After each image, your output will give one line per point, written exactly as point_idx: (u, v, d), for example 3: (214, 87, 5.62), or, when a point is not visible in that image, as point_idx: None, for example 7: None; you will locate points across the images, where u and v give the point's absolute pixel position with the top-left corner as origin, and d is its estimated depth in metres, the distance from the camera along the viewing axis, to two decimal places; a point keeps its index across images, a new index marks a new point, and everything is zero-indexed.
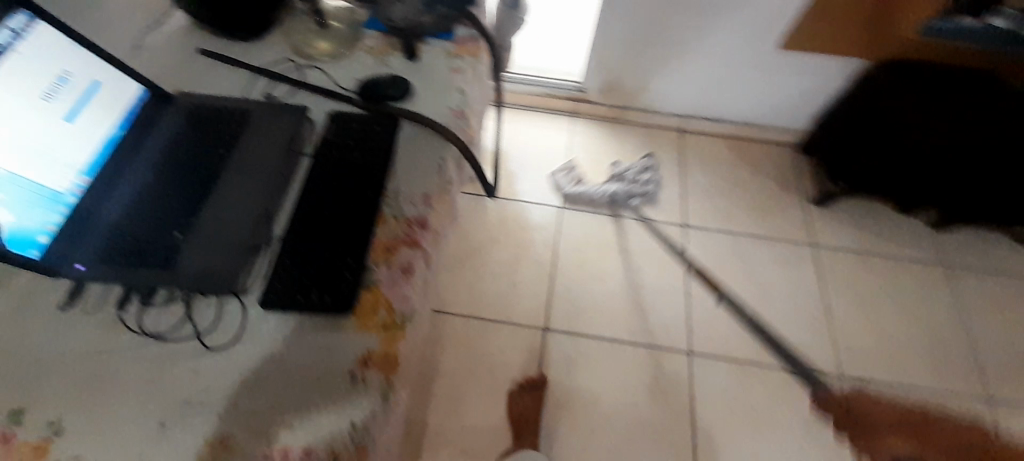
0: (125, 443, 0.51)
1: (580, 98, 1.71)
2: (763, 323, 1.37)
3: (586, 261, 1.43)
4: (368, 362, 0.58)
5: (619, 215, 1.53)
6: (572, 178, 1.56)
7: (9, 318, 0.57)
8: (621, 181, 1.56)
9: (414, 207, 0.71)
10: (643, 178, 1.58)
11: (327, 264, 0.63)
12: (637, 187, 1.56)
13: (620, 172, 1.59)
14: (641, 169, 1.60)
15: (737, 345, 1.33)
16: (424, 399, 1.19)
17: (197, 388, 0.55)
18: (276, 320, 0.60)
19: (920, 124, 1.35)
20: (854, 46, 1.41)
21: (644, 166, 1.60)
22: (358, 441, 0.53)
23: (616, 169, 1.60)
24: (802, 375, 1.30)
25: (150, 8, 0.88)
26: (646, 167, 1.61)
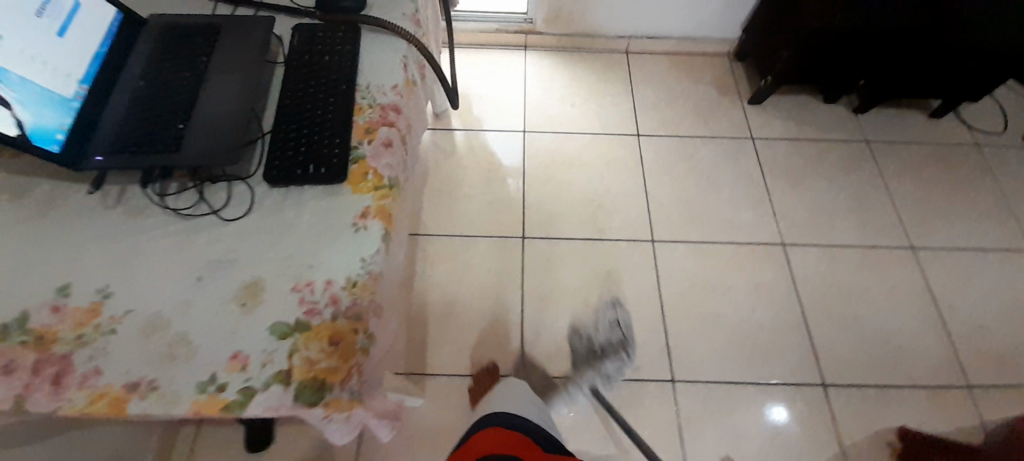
0: (171, 293, 0.61)
1: (529, 30, 1.80)
2: (715, 210, 1.53)
3: (554, 175, 1.55)
4: (366, 215, 0.67)
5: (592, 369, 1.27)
6: (536, 374, 1.24)
7: (38, 218, 0.65)
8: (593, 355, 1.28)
9: (385, 96, 0.80)
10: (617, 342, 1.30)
11: (317, 144, 0.72)
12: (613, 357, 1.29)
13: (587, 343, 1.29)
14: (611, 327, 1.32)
15: (695, 232, 1.48)
16: (420, 312, 1.30)
17: (223, 248, 0.64)
18: (282, 193, 0.69)
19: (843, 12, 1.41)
20: None
21: (612, 321, 1.32)
22: (368, 270, 0.63)
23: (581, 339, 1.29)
24: (751, 246, 1.47)
25: None
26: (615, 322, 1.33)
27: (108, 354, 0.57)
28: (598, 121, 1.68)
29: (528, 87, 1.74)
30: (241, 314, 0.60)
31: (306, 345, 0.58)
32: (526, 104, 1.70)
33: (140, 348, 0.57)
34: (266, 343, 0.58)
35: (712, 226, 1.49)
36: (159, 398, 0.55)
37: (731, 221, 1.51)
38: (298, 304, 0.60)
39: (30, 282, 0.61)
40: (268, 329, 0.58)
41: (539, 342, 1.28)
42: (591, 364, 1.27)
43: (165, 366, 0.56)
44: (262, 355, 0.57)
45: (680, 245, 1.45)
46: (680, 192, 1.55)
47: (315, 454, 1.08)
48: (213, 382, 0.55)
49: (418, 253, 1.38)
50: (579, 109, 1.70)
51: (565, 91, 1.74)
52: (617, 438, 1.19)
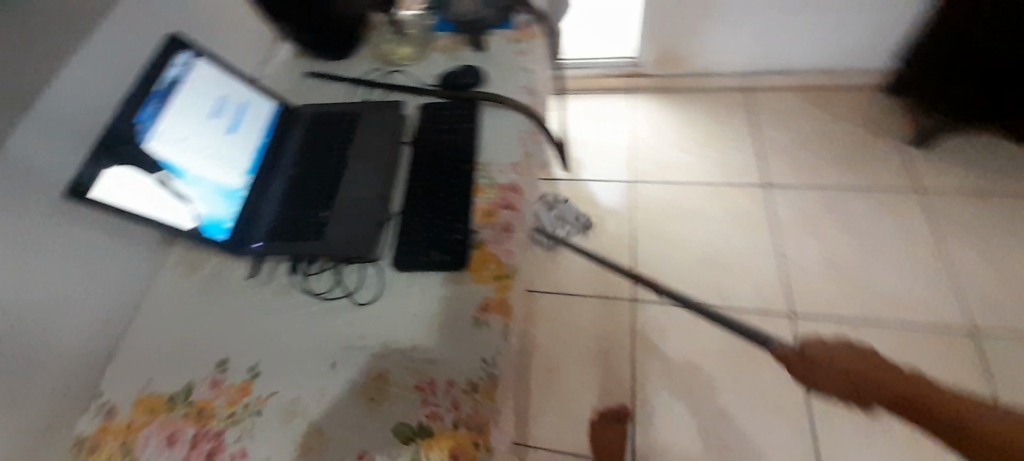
0: (309, 378, 0.64)
1: (636, 73, 1.70)
2: (868, 279, 1.28)
3: (666, 230, 1.43)
4: (487, 308, 0.65)
5: None
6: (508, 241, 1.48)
7: (207, 293, 0.73)
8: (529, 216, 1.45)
9: (505, 174, 0.78)
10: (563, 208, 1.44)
11: (441, 229, 0.72)
12: (561, 221, 1.42)
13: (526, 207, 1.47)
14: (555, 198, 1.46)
15: (842, 304, 1.25)
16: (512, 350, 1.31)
17: (353, 334, 0.66)
18: (407, 278, 0.69)
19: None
20: None
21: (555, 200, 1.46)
22: (488, 372, 0.61)
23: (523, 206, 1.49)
24: (922, 327, 1.20)
25: (259, 41, 1.02)
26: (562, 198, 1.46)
27: (253, 436, 0.60)
28: (715, 169, 1.53)
29: (634, 133, 1.64)
30: (368, 409, 0.60)
31: (428, 454, 0.56)
32: (633, 152, 1.61)
33: (280, 434, 0.60)
34: (392, 446, 0.57)
35: (865, 298, 1.25)
36: None
37: (891, 293, 1.25)
38: (421, 406, 0.59)
39: (196, 357, 0.68)
40: (392, 430, 0.58)
41: (651, 421, 1.16)
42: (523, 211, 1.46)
43: (299, 458, 0.58)
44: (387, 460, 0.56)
45: (822, 320, 1.23)
46: (819, 253, 1.33)
47: None
48: None
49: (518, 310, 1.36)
50: (693, 156, 1.57)
51: (676, 136, 1.62)
52: None
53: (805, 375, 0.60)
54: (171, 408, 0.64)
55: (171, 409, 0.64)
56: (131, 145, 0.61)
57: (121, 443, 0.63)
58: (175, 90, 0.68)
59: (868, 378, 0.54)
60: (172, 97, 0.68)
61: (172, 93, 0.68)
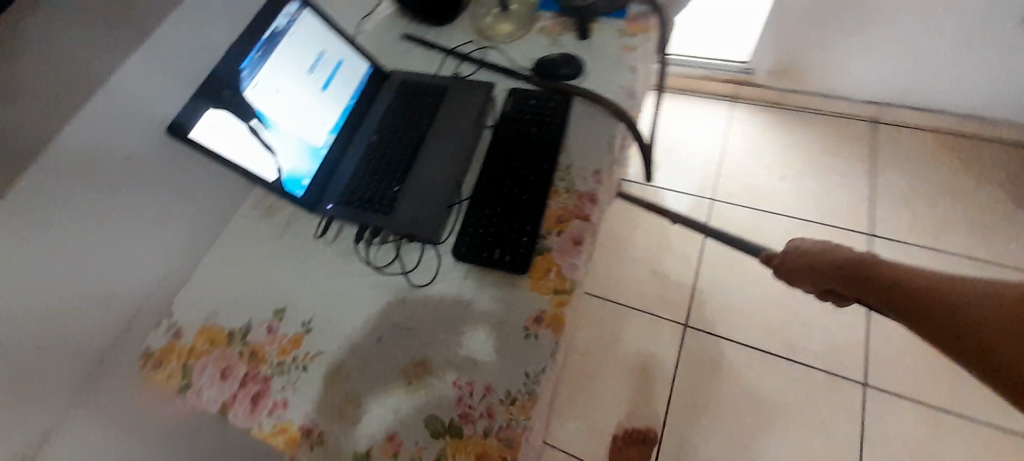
0: (355, 347, 0.65)
1: (745, 81, 1.53)
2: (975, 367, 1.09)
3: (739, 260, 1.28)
4: (539, 320, 0.63)
5: None
6: None
7: (278, 240, 0.76)
8: None
9: (585, 181, 0.73)
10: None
11: (508, 227, 0.69)
12: None
13: None
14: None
15: (931, 387, 1.09)
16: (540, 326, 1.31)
17: (403, 315, 0.66)
18: (464, 269, 0.68)
19: None
20: None
21: None
22: (529, 388, 0.58)
23: None
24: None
25: None
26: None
27: (296, 390, 0.63)
28: (812, 205, 1.37)
29: (728, 146, 1.50)
30: (404, 393, 0.60)
31: (454, 455, 0.56)
32: (722, 167, 1.47)
33: (320, 395, 0.62)
34: (420, 436, 0.57)
35: (964, 387, 1.07)
36: (323, 453, 0.59)
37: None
38: (456, 405, 0.58)
39: (258, 300, 0.71)
40: (424, 421, 0.58)
41: (678, 456, 1.11)
42: None
43: (334, 422, 0.60)
44: (414, 448, 0.57)
45: (903, 399, 1.08)
46: None
47: None
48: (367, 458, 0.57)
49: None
50: (789, 184, 1.41)
51: (775, 159, 1.46)
52: None
53: (793, 280, 0.71)
54: (231, 342, 0.69)
55: (229, 344, 0.69)
56: (233, 91, 0.64)
57: (183, 364, 0.69)
58: (278, 39, 0.69)
59: (832, 269, 0.63)
60: (274, 46, 0.68)
61: (275, 43, 0.68)
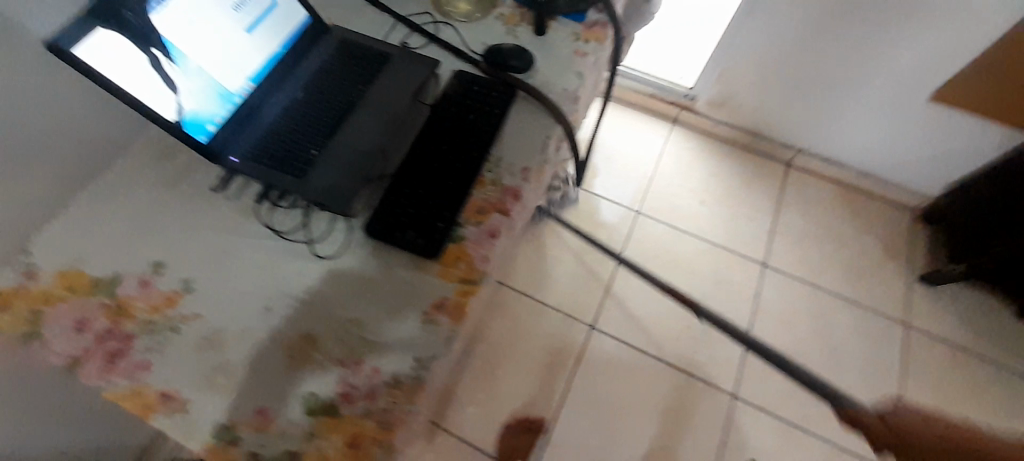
0: (240, 314, 0.61)
1: (687, 106, 1.62)
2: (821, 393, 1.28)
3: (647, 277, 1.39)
4: (440, 307, 0.63)
5: None
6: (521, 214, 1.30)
7: (170, 187, 0.69)
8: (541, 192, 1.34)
9: (512, 177, 0.74)
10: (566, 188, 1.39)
11: (426, 210, 0.67)
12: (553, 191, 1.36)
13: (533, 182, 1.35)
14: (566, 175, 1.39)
15: (790, 406, 1.23)
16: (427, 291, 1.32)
17: (297, 286, 0.63)
18: (373, 247, 0.66)
19: None
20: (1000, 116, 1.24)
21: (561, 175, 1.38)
22: (417, 373, 0.58)
23: None
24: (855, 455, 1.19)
25: None
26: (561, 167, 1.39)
27: (162, 352, 0.58)
28: (725, 232, 1.49)
29: (662, 165, 1.58)
30: (285, 368, 0.58)
31: (326, 434, 0.54)
32: (653, 184, 1.55)
33: (191, 360, 0.58)
34: (294, 413, 0.55)
35: (815, 409, 1.23)
36: (183, 421, 0.55)
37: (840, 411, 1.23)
38: (337, 384, 0.57)
39: (133, 249, 0.64)
40: (300, 398, 0.56)
41: (565, 448, 1.17)
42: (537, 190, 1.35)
43: (201, 390, 0.56)
44: (284, 424, 0.55)
45: (765, 415, 1.22)
46: (787, 351, 1.34)
47: None
48: (231, 430, 0.54)
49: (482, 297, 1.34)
50: (708, 209, 1.52)
51: (701, 184, 1.56)
52: None
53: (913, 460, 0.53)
54: (94, 291, 0.62)
55: (91, 293, 0.62)
56: (133, 13, 0.57)
57: (29, 311, 0.60)
58: None
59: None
60: None
61: None
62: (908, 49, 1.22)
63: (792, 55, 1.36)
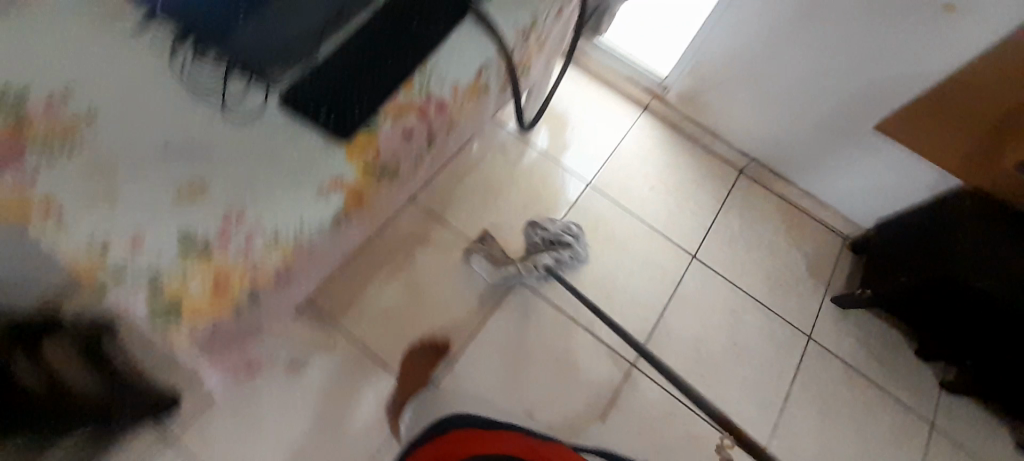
0: (138, 150, 0.62)
1: (658, 95, 1.66)
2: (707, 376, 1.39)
3: None
4: (336, 185, 0.66)
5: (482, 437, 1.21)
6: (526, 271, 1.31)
7: (96, 20, 0.69)
8: (552, 252, 1.34)
9: (441, 87, 0.75)
10: (574, 243, 1.37)
11: (342, 97, 0.69)
12: (563, 251, 1.36)
13: (542, 238, 1.36)
14: (572, 230, 1.38)
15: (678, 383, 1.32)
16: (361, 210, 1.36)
17: (200, 136, 0.65)
18: (283, 119, 0.67)
19: (999, 280, 1.18)
20: (931, 153, 1.30)
21: (571, 230, 1.38)
22: (296, 235, 0.63)
23: (535, 235, 1.36)
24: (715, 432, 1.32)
25: None
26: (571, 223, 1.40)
27: (52, 166, 0.60)
28: (666, 220, 1.55)
29: (623, 146, 1.62)
30: (169, 205, 0.60)
31: (196, 269, 0.58)
32: (609, 162, 1.59)
33: (79, 178, 0.59)
34: (168, 244, 0.58)
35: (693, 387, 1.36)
36: (57, 230, 0.57)
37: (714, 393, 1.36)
38: (217, 228, 0.60)
39: (46, 69, 0.65)
40: (177, 233, 0.59)
41: (461, 377, 1.26)
42: (547, 249, 1.34)
43: (81, 206, 0.58)
44: (156, 252, 0.57)
45: (654, 386, 1.34)
46: (692, 338, 1.42)
47: None
48: (102, 246, 0.57)
49: (420, 231, 1.38)
50: (655, 195, 1.58)
51: (655, 172, 1.61)
52: None
53: None
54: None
55: None
56: None
57: None
58: None
59: None
60: None
61: None
62: (861, 74, 1.28)
63: (761, 60, 1.40)
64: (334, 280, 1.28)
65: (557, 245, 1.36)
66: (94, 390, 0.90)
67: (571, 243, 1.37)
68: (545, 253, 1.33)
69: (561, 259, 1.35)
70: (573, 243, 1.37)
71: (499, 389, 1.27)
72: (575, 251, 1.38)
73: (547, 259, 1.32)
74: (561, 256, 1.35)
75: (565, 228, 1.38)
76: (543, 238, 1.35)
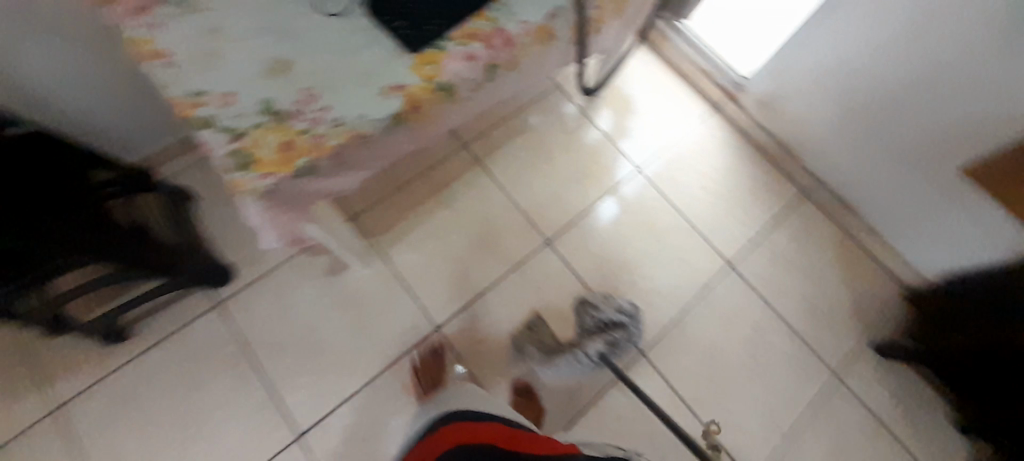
0: (244, 24, 0.71)
1: (734, 96, 1.61)
2: (715, 386, 1.35)
3: (614, 227, 1.46)
4: (398, 89, 0.71)
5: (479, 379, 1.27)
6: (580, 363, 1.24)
7: None
8: (606, 341, 1.26)
9: (512, 23, 0.79)
10: (629, 328, 1.29)
11: (421, 14, 0.75)
12: (621, 338, 1.27)
13: (595, 323, 1.28)
14: (627, 310, 1.30)
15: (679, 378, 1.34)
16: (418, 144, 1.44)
17: (296, 23, 0.73)
18: (367, 22, 0.74)
19: None
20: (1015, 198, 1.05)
21: (626, 312, 1.30)
22: (356, 124, 0.69)
23: (587, 319, 1.29)
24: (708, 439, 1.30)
25: None
26: (627, 305, 1.31)
27: (176, 23, 0.70)
28: (711, 223, 1.51)
29: (684, 141, 1.59)
30: (260, 75, 0.69)
31: (269, 132, 0.66)
32: (665, 153, 1.57)
33: (194, 38, 0.69)
34: (252, 107, 0.67)
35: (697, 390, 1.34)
36: (171, 75, 0.67)
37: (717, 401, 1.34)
38: (292, 102, 0.68)
39: None
40: (261, 99, 0.67)
41: (472, 320, 1.32)
42: (599, 334, 1.26)
43: (192, 60, 0.68)
44: (242, 110, 0.66)
45: (658, 377, 1.34)
46: (709, 342, 1.39)
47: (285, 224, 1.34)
48: (202, 96, 0.67)
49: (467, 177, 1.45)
50: (706, 196, 1.53)
51: (711, 173, 1.56)
52: None
53: None
54: None
55: None
56: None
57: None
58: None
59: None
60: None
61: None
62: (956, 110, 1.16)
63: (847, 77, 1.31)
64: (381, 204, 1.39)
65: (613, 329, 1.28)
66: (173, 233, 1.17)
67: (625, 325, 1.28)
68: (597, 340, 1.25)
69: (616, 347, 1.27)
70: (627, 325, 1.29)
71: (505, 341, 1.31)
72: (632, 336, 1.29)
73: (601, 346, 1.24)
74: (616, 342, 1.27)
75: (619, 309, 1.30)
76: (597, 323, 1.28)
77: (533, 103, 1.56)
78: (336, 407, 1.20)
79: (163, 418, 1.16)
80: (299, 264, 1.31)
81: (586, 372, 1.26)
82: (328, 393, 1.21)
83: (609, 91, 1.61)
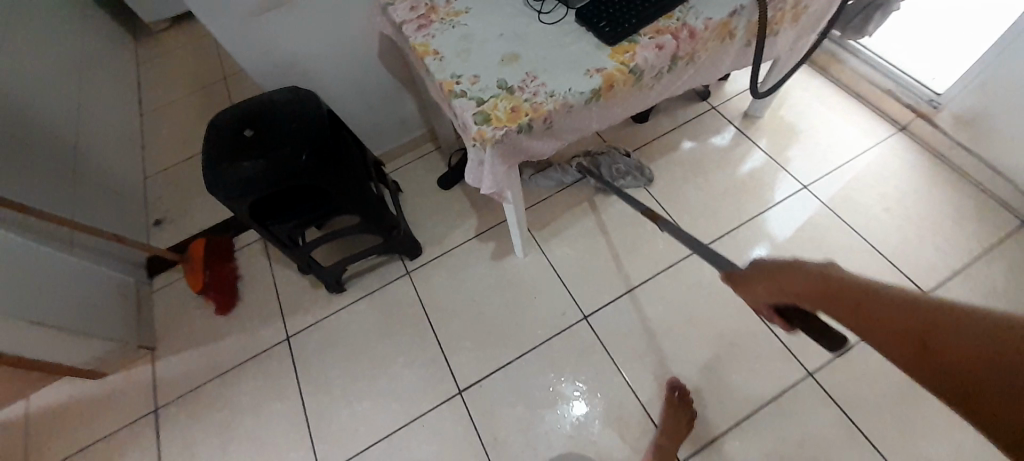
0: (487, 33, 0.97)
1: (926, 113, 1.47)
2: (907, 427, 1.16)
3: (773, 241, 1.41)
4: (598, 71, 0.89)
5: (623, 368, 1.30)
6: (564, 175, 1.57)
7: None
8: (590, 159, 1.55)
9: (696, 20, 0.92)
10: (625, 160, 1.55)
11: (620, 16, 0.92)
12: (614, 167, 1.53)
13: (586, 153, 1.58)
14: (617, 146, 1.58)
15: (856, 407, 1.19)
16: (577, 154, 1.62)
17: (523, 30, 0.97)
18: (575, 27, 0.95)
19: None
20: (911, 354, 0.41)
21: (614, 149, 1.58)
22: (564, 95, 0.87)
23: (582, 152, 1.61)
24: None
25: None
26: (625, 149, 1.59)
27: (443, 34, 0.99)
28: (896, 246, 1.35)
29: (860, 160, 1.49)
30: (497, 64, 0.92)
31: (501, 101, 0.88)
32: (836, 172, 1.49)
33: (455, 42, 0.97)
34: (492, 84, 0.90)
35: (882, 427, 1.16)
36: (438, 66, 0.94)
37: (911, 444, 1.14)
38: (520, 81, 0.89)
39: None
40: (498, 79, 0.90)
41: (619, 312, 1.37)
42: (587, 157, 1.56)
43: (453, 56, 0.95)
44: (484, 87, 0.90)
45: (830, 404, 1.20)
46: (897, 376, 1.21)
47: (463, 213, 1.60)
48: (458, 78, 0.92)
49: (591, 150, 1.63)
50: (889, 218, 1.39)
51: (894, 194, 1.42)
52: (592, 413, 1.26)
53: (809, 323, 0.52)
54: None
55: None
56: None
57: None
58: None
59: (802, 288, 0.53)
60: None
61: None
62: None
63: None
64: (542, 203, 1.57)
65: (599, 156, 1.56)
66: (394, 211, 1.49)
67: (611, 155, 1.55)
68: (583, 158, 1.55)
69: (603, 167, 1.53)
70: (618, 158, 1.55)
71: (652, 336, 1.33)
72: (622, 164, 1.54)
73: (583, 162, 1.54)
74: (603, 167, 1.53)
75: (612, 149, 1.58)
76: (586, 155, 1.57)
77: (687, 123, 1.65)
78: (493, 371, 1.35)
79: (362, 355, 1.43)
80: (473, 247, 1.54)
81: (688, 296, 1.37)
82: (487, 359, 1.37)
83: (769, 113, 1.62)
